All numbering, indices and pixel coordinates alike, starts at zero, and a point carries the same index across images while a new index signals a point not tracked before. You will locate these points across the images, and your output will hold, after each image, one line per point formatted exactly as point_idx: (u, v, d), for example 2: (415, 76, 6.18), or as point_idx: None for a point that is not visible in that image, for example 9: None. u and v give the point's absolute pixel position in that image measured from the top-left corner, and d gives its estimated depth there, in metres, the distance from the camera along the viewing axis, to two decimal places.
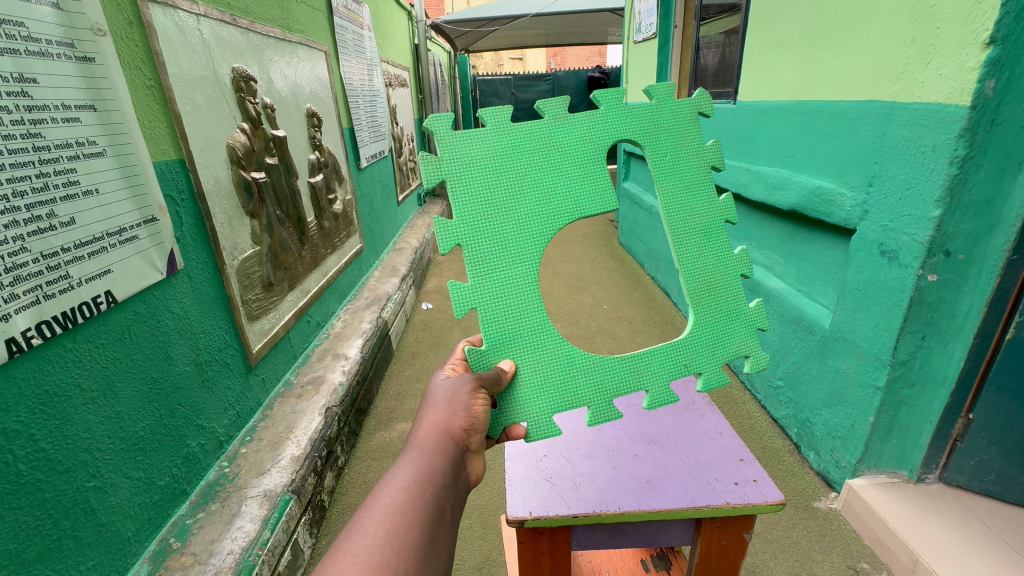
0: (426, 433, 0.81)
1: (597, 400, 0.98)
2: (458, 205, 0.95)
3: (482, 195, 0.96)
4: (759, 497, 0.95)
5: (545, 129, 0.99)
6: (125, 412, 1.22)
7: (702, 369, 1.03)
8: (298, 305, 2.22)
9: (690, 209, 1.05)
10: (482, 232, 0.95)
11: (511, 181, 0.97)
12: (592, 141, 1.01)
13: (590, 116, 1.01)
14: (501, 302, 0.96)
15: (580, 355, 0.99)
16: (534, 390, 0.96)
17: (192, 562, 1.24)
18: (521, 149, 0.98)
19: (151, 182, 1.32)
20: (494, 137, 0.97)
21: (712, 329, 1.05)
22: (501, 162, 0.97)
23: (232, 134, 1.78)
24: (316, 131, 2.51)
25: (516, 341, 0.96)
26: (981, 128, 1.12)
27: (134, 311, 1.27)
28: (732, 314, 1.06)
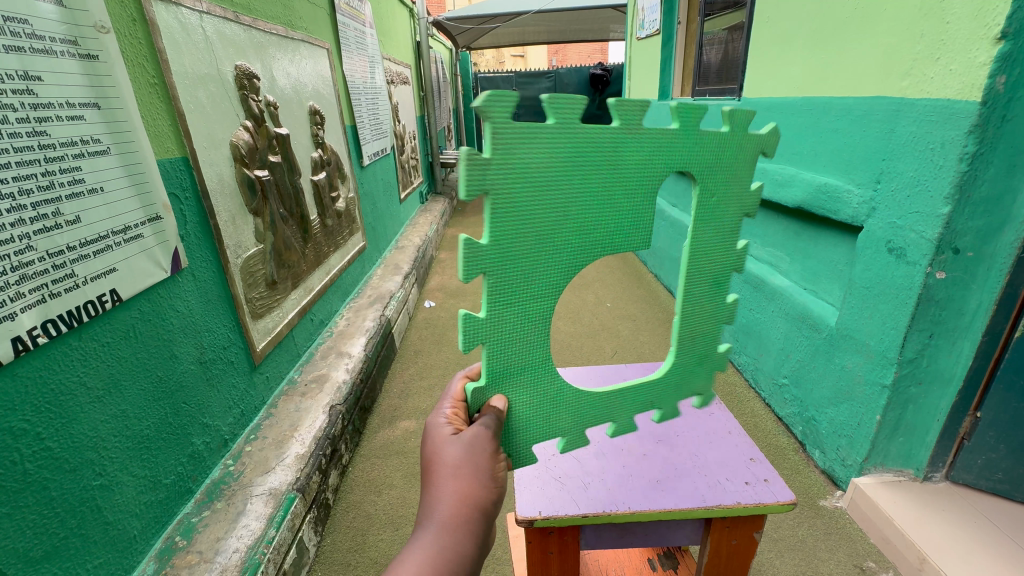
0: (449, 505, 0.70)
1: (573, 432, 0.93)
2: (492, 227, 0.73)
3: (521, 216, 0.74)
4: (770, 496, 0.95)
5: (613, 141, 0.76)
6: (131, 411, 1.22)
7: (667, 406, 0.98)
8: (301, 304, 2.22)
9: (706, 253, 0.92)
10: (510, 261, 0.76)
11: (555, 204, 0.76)
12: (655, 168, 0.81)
13: (661, 131, 0.79)
14: (511, 341, 0.82)
15: (570, 394, 0.90)
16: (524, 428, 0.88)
17: (198, 560, 1.24)
18: (582, 162, 0.75)
19: (155, 180, 1.31)
20: (559, 139, 0.72)
21: (681, 371, 0.99)
22: (552, 180, 0.74)
23: (235, 133, 1.77)
24: (318, 129, 2.51)
25: (513, 378, 0.84)
26: (991, 124, 1.11)
27: (139, 310, 1.27)
28: (702, 360, 1.00)
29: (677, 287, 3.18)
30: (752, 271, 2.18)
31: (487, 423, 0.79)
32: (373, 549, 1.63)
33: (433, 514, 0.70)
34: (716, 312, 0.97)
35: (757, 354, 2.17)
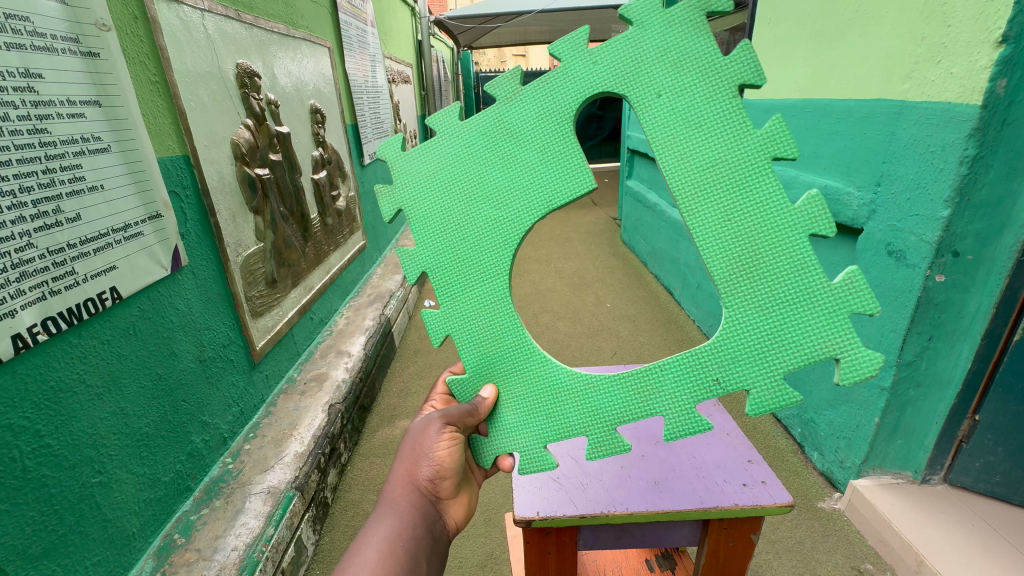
0: (398, 483, 0.88)
1: (597, 430, 0.84)
2: (416, 231, 0.86)
3: (439, 212, 0.85)
4: (767, 498, 0.95)
5: (495, 116, 0.81)
6: (130, 408, 1.22)
7: (746, 385, 0.78)
8: (301, 302, 2.22)
9: (703, 164, 0.75)
10: (446, 253, 0.85)
11: (465, 191, 0.84)
12: (552, 111, 0.80)
13: (544, 82, 0.80)
14: (479, 325, 0.86)
15: (569, 377, 0.86)
16: (522, 420, 0.88)
17: (196, 558, 1.25)
18: (477, 148, 0.83)
19: (155, 178, 1.31)
20: (446, 143, 0.84)
21: (750, 328, 0.77)
22: (453, 173, 0.84)
23: (236, 130, 1.77)
24: (319, 127, 2.51)
25: (499, 363, 0.88)
26: (992, 128, 1.11)
27: (139, 307, 1.27)
28: (783, 304, 0.75)
29: (677, 288, 3.18)
30: None
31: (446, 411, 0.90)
32: None
33: (386, 492, 0.87)
34: (790, 232, 0.73)
35: None
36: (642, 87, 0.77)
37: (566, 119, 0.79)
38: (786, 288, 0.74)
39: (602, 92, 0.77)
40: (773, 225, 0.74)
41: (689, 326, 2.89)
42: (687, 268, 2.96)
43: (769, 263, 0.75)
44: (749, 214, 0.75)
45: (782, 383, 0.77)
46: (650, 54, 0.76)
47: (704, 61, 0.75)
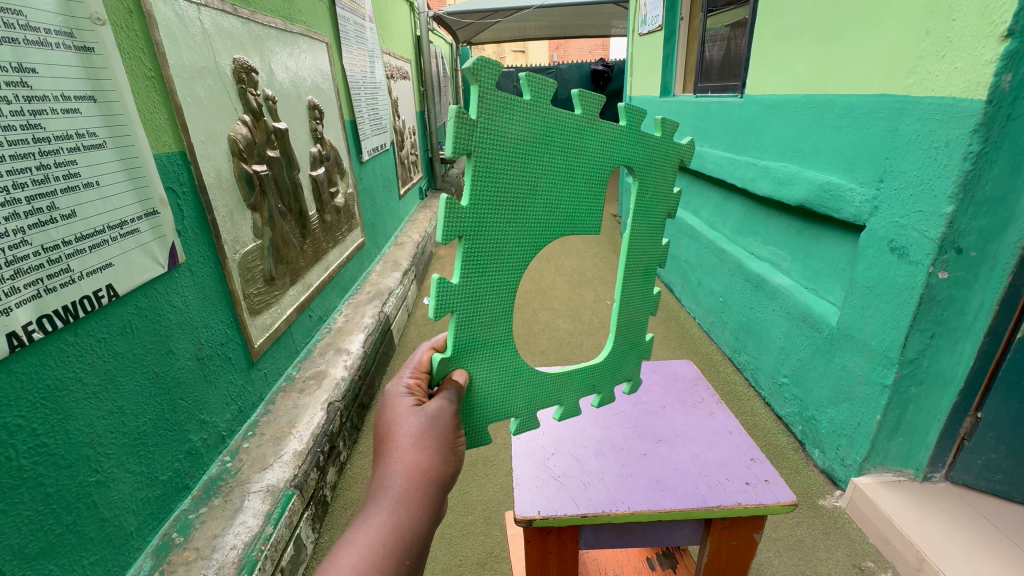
0: (404, 479, 0.72)
1: (528, 412, 0.98)
2: (472, 188, 0.78)
3: (500, 184, 0.81)
4: (771, 497, 0.94)
5: (578, 127, 0.86)
6: (127, 407, 1.21)
7: (604, 390, 1.08)
8: (300, 300, 2.21)
9: (642, 248, 1.04)
10: (486, 229, 0.82)
11: (524, 174, 0.83)
12: (608, 154, 0.91)
13: (615, 127, 0.91)
14: (480, 313, 0.87)
15: (527, 370, 0.96)
16: (483, 402, 0.92)
17: (195, 557, 1.24)
18: (551, 142, 0.84)
19: (152, 175, 1.30)
20: (536, 116, 0.81)
21: (620, 355, 1.09)
22: (525, 151, 0.82)
23: (233, 127, 1.76)
24: (317, 124, 2.49)
25: (476, 351, 0.89)
26: (997, 123, 1.10)
27: (136, 305, 1.26)
28: (635, 346, 1.11)
29: (677, 286, 3.17)
30: (753, 269, 2.16)
31: (449, 399, 0.83)
32: None
33: (386, 488, 0.71)
34: (647, 303, 1.10)
35: (757, 352, 2.16)
36: (642, 179, 1.00)
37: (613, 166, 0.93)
38: (637, 339, 1.11)
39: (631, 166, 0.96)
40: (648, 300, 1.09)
41: (690, 324, 2.88)
42: (687, 265, 2.95)
43: (635, 319, 1.09)
44: (640, 287, 1.07)
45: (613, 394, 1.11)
46: (658, 164, 1.01)
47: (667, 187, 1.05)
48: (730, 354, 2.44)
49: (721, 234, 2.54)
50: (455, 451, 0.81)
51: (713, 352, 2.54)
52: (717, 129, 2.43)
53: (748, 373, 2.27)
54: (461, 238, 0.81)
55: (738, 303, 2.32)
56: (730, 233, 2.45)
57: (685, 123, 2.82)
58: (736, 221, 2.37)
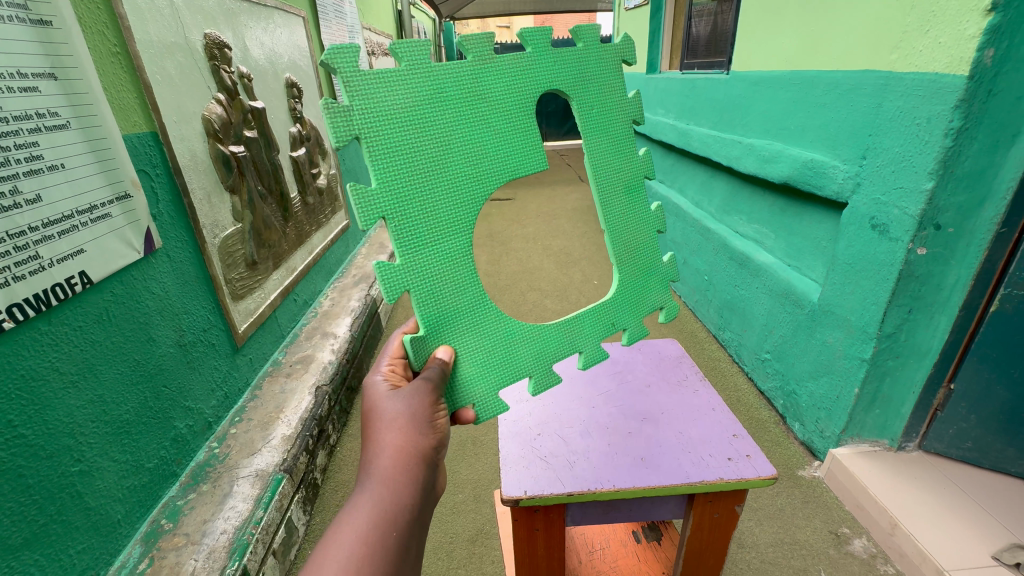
0: (385, 458, 0.75)
1: (539, 369, 0.97)
2: (375, 167, 0.79)
3: (403, 154, 0.81)
4: (751, 472, 0.97)
5: (470, 73, 0.85)
6: (108, 395, 1.19)
7: (626, 325, 1.06)
8: (283, 284, 2.18)
9: (615, 166, 1.03)
10: (406, 199, 0.82)
11: (430, 138, 0.83)
12: (519, 88, 0.90)
13: (515, 59, 0.89)
14: (439, 281, 0.87)
15: (519, 328, 0.95)
16: (478, 372, 0.91)
17: (185, 542, 1.24)
18: (447, 99, 0.83)
19: (121, 157, 1.25)
20: (418, 81, 0.81)
21: (632, 287, 1.07)
22: (424, 115, 0.82)
23: (207, 106, 1.69)
24: (296, 102, 2.42)
25: (451, 322, 0.89)
26: (978, 98, 1.10)
27: (111, 292, 1.23)
28: (646, 273, 1.09)
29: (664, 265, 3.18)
30: (737, 247, 2.17)
31: (430, 376, 0.83)
32: None
33: (369, 470, 0.74)
34: (644, 221, 1.08)
35: (741, 330, 2.20)
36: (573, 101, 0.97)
37: (530, 96, 0.90)
38: (644, 258, 1.08)
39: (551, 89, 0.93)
40: (642, 224, 1.07)
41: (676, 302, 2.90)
42: (673, 244, 2.96)
43: (638, 243, 1.07)
44: (633, 210, 1.06)
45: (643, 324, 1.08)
46: (590, 79, 0.98)
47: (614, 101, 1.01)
48: (715, 331, 2.48)
49: (707, 213, 2.54)
50: (436, 424, 0.82)
51: (699, 330, 2.57)
52: (703, 106, 2.41)
53: (731, 349, 2.31)
54: (384, 219, 0.81)
55: (723, 281, 2.34)
56: (715, 211, 2.45)
57: (671, 100, 2.80)
58: (721, 199, 2.38)
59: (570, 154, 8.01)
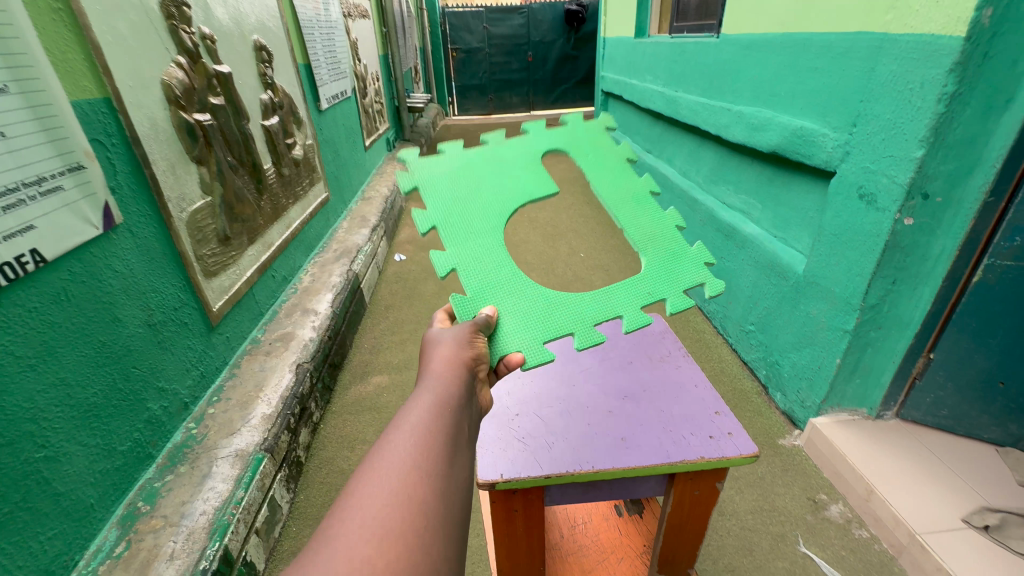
0: (435, 365, 0.76)
1: (581, 329, 0.99)
2: (429, 201, 1.10)
3: (450, 192, 1.13)
4: (733, 450, 0.96)
5: (491, 148, 1.26)
6: (72, 378, 1.15)
7: (667, 295, 1.07)
8: (260, 259, 2.11)
9: (616, 184, 1.27)
10: (453, 214, 1.09)
11: (470, 184, 1.16)
12: (529, 154, 1.28)
13: (523, 137, 1.33)
14: (482, 261, 1.03)
15: (555, 295, 1.02)
16: (521, 326, 0.96)
17: (163, 524, 1.22)
18: (476, 160, 1.21)
19: (71, 125, 1.16)
20: (456, 155, 1.19)
21: (663, 267, 1.12)
22: (461, 174, 1.17)
23: (166, 70, 1.58)
24: (266, 67, 2.28)
25: (494, 288, 1.00)
26: (974, 62, 1.06)
27: (68, 271, 1.16)
28: (675, 254, 1.14)
29: None
30: (724, 218, 2.14)
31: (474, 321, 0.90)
32: None
33: (421, 376, 0.75)
34: (659, 220, 1.20)
35: (726, 301, 2.19)
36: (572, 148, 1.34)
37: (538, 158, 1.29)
38: (669, 245, 1.15)
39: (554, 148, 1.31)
40: (658, 220, 1.19)
41: None
42: None
43: (657, 235, 1.17)
44: (645, 215, 1.21)
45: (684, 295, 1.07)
46: (580, 136, 1.38)
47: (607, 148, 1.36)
48: (700, 303, 2.48)
49: (694, 183, 2.50)
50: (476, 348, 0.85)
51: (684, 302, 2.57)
52: (692, 72, 2.32)
53: (716, 321, 2.31)
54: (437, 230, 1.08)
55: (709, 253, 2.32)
56: (702, 182, 2.40)
57: (660, 66, 2.70)
58: (708, 169, 2.33)
59: (558, 123, 7.83)
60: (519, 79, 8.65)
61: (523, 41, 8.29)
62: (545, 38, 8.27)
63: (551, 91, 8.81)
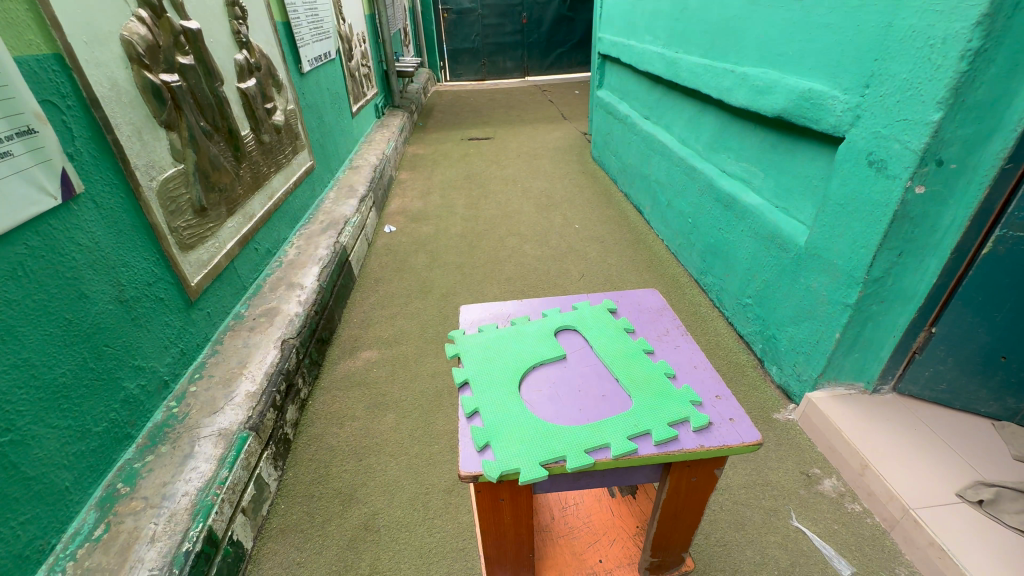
0: None
1: (575, 452, 0.66)
2: (474, 353, 0.84)
3: (498, 363, 0.81)
4: (733, 437, 0.70)
5: (542, 343, 0.86)
6: (36, 358, 1.09)
7: (661, 411, 0.73)
8: (241, 232, 2.02)
9: (605, 332, 0.87)
10: (494, 385, 0.77)
11: (526, 373, 0.80)
12: (573, 320, 0.92)
13: (559, 309, 0.95)
14: (511, 435, 0.69)
15: (551, 408, 0.74)
16: (506, 424, 0.71)
17: (143, 506, 1.19)
18: (527, 342, 0.86)
19: (17, 84, 1.06)
20: (507, 347, 0.85)
21: (641, 363, 0.81)
22: (511, 357, 0.83)
23: (126, 25, 1.45)
24: (239, 24, 2.13)
25: (509, 440, 0.69)
26: (1002, 14, 0.98)
27: (25, 245, 1.09)
28: (653, 364, 0.81)
29: (647, 207, 3.07)
30: (723, 188, 2.06)
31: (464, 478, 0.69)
32: (337, 480, 1.56)
33: None
34: (639, 349, 0.84)
35: (724, 274, 2.14)
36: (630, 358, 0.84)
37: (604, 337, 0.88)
38: (653, 366, 0.81)
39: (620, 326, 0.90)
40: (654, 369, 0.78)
41: (658, 246, 2.83)
42: (657, 185, 2.83)
43: (642, 366, 0.80)
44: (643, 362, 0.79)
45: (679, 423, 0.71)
46: (605, 317, 0.93)
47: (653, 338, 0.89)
48: (697, 276, 2.42)
49: (693, 151, 2.40)
50: None
51: (681, 275, 2.51)
52: (693, 31, 2.19)
53: (713, 294, 2.26)
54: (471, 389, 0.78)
55: (708, 224, 2.25)
56: (702, 149, 2.31)
57: (659, 26, 2.56)
58: (708, 136, 2.23)
59: (553, 89, 7.57)
60: (513, 42, 8.31)
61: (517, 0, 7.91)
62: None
63: (546, 55, 8.49)
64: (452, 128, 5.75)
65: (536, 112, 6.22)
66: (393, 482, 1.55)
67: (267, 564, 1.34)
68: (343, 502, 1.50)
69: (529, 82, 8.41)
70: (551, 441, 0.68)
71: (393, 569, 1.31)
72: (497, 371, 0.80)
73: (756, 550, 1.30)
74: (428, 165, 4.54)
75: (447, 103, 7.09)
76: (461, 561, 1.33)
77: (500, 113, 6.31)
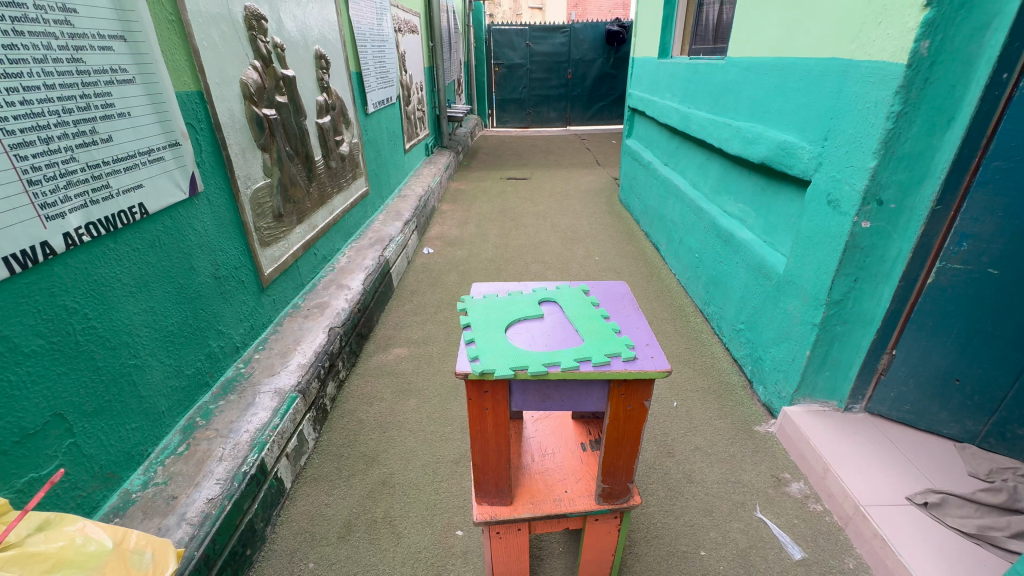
0: None
1: (536, 364, 0.90)
2: (478, 309, 1.09)
3: (495, 316, 1.06)
4: (649, 364, 0.91)
5: (529, 306, 1.10)
6: (158, 308, 1.45)
7: (601, 345, 0.95)
8: (306, 238, 2.42)
9: (576, 304, 1.11)
10: (489, 327, 1.02)
11: (513, 322, 1.05)
12: (555, 294, 1.15)
13: (548, 288, 1.19)
14: (497, 352, 0.94)
15: (528, 342, 0.98)
16: (494, 346, 0.95)
17: (215, 435, 1.50)
18: (519, 305, 1.11)
19: (174, 110, 1.48)
20: (504, 307, 1.10)
21: (594, 321, 1.04)
22: (505, 313, 1.07)
23: (244, 71, 1.91)
24: (323, 73, 2.63)
25: (493, 353, 0.93)
26: (916, 85, 1.24)
27: (163, 225, 1.48)
28: (604, 322, 1.04)
29: (663, 244, 3.31)
30: (723, 225, 2.30)
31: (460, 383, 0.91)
32: (363, 445, 1.84)
33: None
34: (597, 313, 1.07)
35: (723, 303, 2.34)
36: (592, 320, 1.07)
37: (576, 306, 1.11)
38: (605, 323, 1.03)
39: (589, 300, 1.14)
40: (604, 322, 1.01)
41: (671, 279, 3.04)
42: (672, 224, 3.09)
43: (596, 323, 1.03)
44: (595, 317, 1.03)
45: (616, 353, 0.93)
46: (580, 295, 1.15)
47: (611, 308, 1.11)
48: (702, 306, 2.62)
49: (702, 193, 2.67)
50: None
51: (687, 305, 2.72)
52: (701, 91, 2.51)
53: (714, 321, 2.45)
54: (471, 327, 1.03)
55: (711, 258, 2.48)
56: (709, 192, 2.57)
57: (677, 84, 2.90)
58: (714, 180, 2.49)
59: (592, 139, 8.05)
60: (558, 94, 8.94)
61: (562, 59, 8.62)
62: (584, 57, 8.59)
63: (588, 107, 9.05)
64: (494, 168, 6.25)
65: (572, 157, 6.66)
66: (410, 451, 1.80)
67: (301, 502, 1.61)
68: (366, 462, 1.76)
69: (570, 130, 8.95)
70: (522, 357, 0.92)
71: (402, 516, 1.55)
72: (492, 319, 1.05)
73: (720, 532, 1.46)
74: (468, 199, 4.97)
75: (491, 147, 7.66)
76: (460, 516, 1.55)
77: (539, 157, 6.79)
